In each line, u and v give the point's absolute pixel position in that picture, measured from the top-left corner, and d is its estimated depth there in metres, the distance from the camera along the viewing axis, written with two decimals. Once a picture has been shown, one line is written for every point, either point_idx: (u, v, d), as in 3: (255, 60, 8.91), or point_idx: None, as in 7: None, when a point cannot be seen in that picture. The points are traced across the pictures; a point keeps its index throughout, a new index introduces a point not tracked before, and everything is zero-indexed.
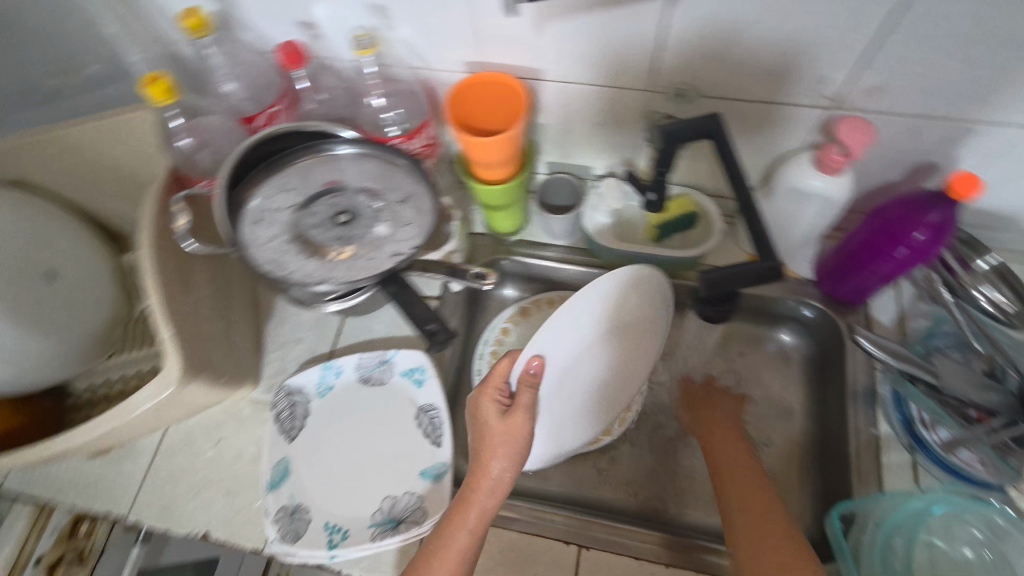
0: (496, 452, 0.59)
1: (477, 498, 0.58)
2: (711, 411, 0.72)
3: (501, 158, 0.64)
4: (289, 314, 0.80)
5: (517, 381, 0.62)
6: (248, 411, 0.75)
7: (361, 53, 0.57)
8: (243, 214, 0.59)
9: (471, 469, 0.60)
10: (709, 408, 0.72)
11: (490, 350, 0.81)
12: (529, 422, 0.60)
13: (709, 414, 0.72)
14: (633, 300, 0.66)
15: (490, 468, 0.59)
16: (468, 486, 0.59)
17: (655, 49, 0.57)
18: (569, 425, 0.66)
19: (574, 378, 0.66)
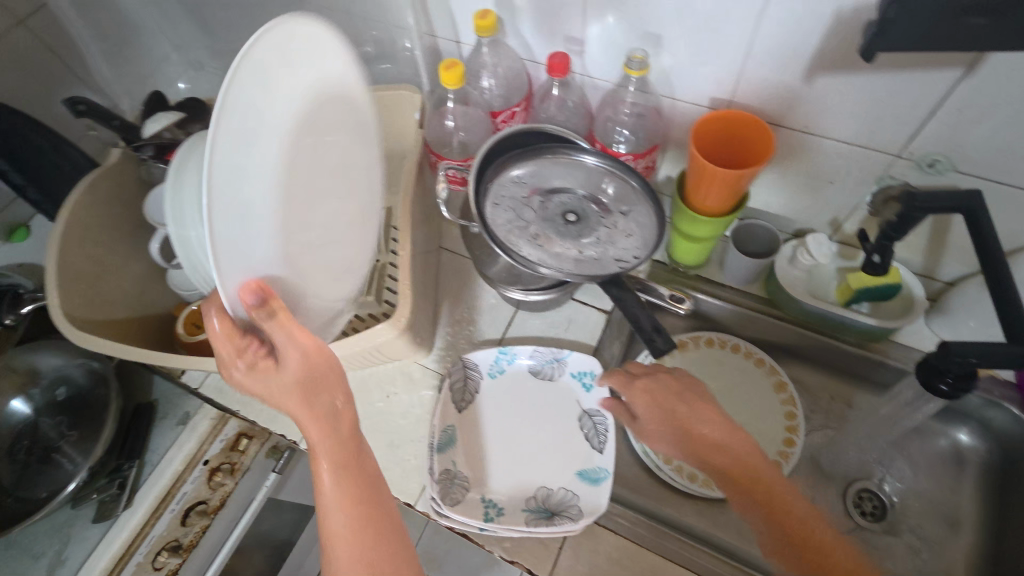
0: (280, 399, 0.51)
1: (321, 480, 0.53)
2: (673, 414, 0.60)
3: (729, 190, 0.65)
4: (468, 296, 0.86)
5: (244, 319, 0.47)
6: (417, 375, 0.80)
7: (631, 72, 0.61)
8: (487, 195, 0.66)
9: (239, 389, 0.52)
10: (653, 436, 0.62)
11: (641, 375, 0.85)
12: (295, 355, 0.49)
13: (649, 408, 0.62)
14: (339, 99, 0.57)
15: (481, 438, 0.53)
16: (303, 428, 0.52)
17: (924, 117, 0.57)
18: (350, 244, 0.62)
19: (285, 218, 0.50)
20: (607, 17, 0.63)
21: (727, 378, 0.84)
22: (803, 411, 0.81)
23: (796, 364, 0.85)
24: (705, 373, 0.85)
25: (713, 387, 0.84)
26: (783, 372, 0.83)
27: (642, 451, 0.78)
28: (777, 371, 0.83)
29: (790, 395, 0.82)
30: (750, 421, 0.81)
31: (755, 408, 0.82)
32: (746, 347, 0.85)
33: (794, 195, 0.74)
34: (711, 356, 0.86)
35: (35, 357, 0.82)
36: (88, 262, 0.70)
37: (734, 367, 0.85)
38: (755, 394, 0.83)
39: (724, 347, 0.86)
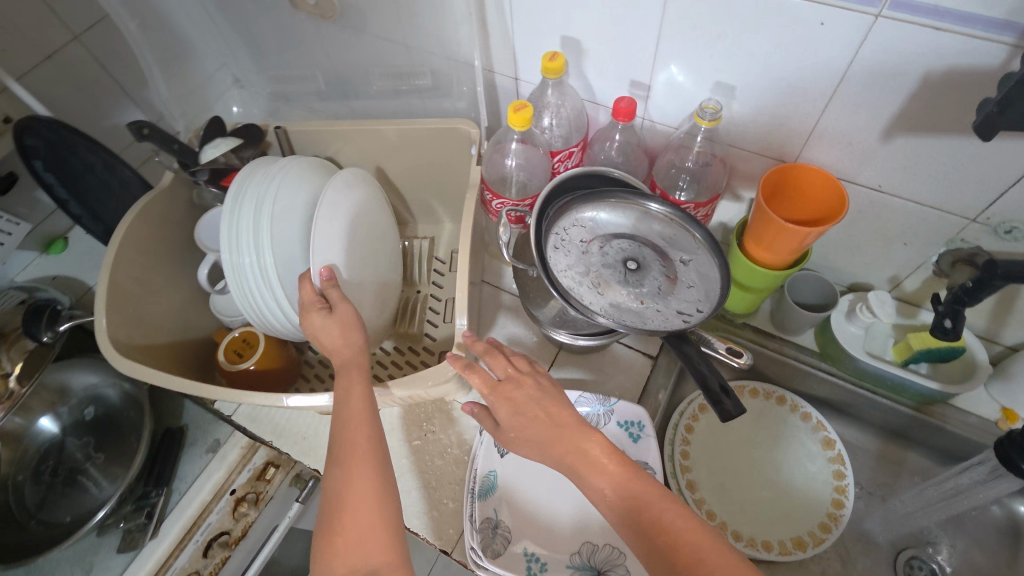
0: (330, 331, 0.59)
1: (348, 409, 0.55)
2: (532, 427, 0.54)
3: (795, 244, 0.63)
4: (509, 334, 0.84)
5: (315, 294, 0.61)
6: (456, 414, 0.79)
7: (702, 122, 0.61)
8: (548, 239, 0.64)
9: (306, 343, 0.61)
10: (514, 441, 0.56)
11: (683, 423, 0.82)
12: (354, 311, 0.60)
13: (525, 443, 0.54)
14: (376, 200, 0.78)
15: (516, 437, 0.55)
16: (337, 352, 0.58)
17: (1005, 185, 0.56)
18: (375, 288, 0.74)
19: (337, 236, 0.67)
20: (679, 67, 0.62)
21: (770, 431, 0.82)
22: (853, 471, 0.77)
23: (844, 422, 0.83)
24: (749, 425, 0.83)
25: (757, 439, 0.82)
26: (830, 429, 0.81)
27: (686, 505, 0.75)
28: (823, 427, 0.81)
29: (838, 453, 0.79)
30: (795, 478, 0.79)
31: (799, 466, 0.79)
32: (792, 400, 0.82)
33: (853, 250, 0.73)
34: (754, 406, 0.83)
35: (70, 376, 0.82)
36: (134, 282, 0.69)
37: (777, 419, 0.82)
38: (800, 450, 0.80)
39: (767, 398, 0.83)
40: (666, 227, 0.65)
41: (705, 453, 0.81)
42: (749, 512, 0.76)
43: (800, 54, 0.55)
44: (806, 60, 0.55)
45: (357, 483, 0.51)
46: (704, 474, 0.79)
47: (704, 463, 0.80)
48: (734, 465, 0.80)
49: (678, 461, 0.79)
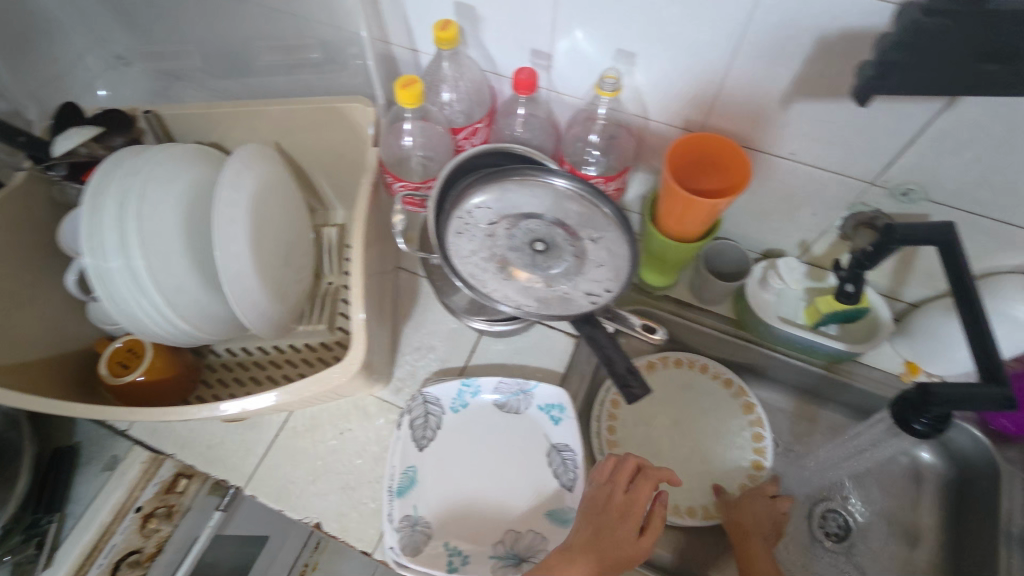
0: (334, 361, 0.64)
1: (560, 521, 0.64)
2: (602, 540, 0.57)
3: (698, 219, 0.63)
4: (428, 321, 0.81)
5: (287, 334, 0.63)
6: (373, 409, 0.75)
7: (601, 94, 0.58)
8: (450, 223, 0.61)
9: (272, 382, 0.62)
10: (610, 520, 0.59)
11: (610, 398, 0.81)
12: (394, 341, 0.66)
13: (586, 527, 0.59)
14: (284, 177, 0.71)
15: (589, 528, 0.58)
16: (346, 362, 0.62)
17: (899, 147, 0.56)
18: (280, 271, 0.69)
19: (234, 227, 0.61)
20: (577, 34, 0.59)
21: (694, 399, 0.82)
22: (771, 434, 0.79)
23: (763, 386, 0.84)
24: (674, 395, 0.83)
25: (682, 409, 0.82)
26: (750, 393, 0.82)
27: None
28: (744, 392, 0.82)
29: (759, 417, 0.80)
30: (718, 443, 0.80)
31: (721, 433, 0.80)
32: (714, 367, 0.83)
33: (765, 218, 0.73)
34: (678, 375, 0.83)
35: None
36: None
37: (701, 387, 0.83)
38: (723, 415, 0.81)
39: (692, 366, 0.83)
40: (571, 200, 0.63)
41: (632, 427, 0.80)
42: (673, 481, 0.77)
43: (695, 18, 0.52)
44: (702, 24, 0.53)
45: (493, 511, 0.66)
46: (630, 448, 0.79)
47: (631, 436, 0.80)
48: (660, 436, 0.80)
49: (604, 437, 0.79)
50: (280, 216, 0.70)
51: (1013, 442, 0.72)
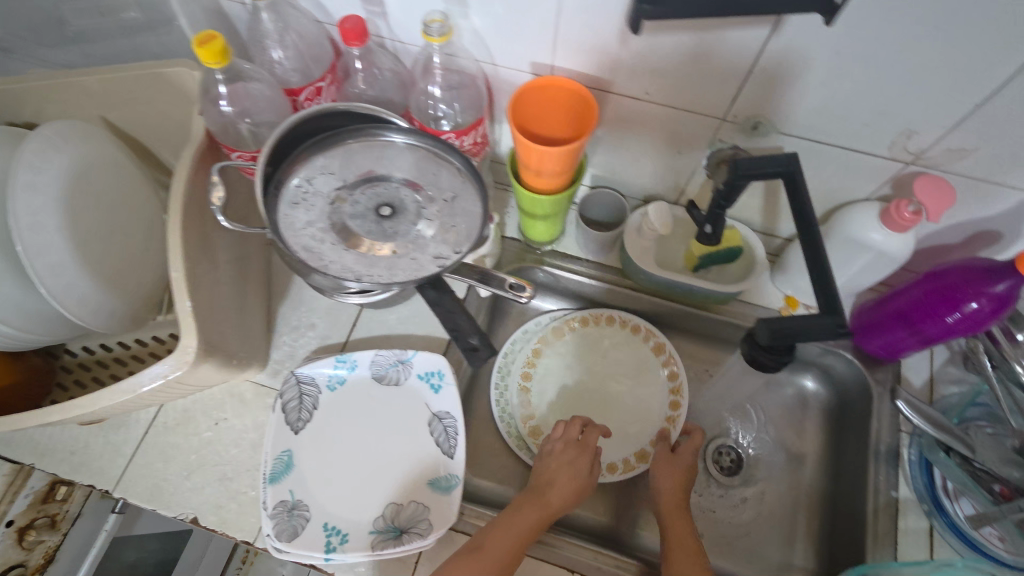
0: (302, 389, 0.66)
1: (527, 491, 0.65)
2: (555, 477, 0.65)
3: (555, 167, 0.61)
4: (305, 298, 0.77)
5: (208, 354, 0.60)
6: (251, 395, 0.72)
7: (430, 40, 0.53)
8: (283, 193, 0.56)
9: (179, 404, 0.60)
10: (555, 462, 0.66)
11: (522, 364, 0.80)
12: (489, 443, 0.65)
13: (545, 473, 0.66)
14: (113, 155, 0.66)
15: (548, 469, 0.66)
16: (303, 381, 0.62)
17: (739, 78, 0.54)
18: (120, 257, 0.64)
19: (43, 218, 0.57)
20: None
21: (610, 356, 0.81)
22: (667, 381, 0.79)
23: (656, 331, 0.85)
24: (573, 351, 0.82)
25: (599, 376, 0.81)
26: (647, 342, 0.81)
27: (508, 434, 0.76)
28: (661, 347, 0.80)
29: (680, 384, 0.78)
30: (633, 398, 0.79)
31: (636, 399, 0.79)
32: (620, 317, 0.82)
33: (636, 162, 0.71)
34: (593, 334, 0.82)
35: None
36: None
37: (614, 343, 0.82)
38: (638, 370, 0.80)
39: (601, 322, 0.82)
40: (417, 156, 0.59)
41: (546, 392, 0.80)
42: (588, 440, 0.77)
43: None
44: None
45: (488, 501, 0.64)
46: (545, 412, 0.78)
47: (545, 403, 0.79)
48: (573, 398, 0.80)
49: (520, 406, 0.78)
50: (113, 198, 0.65)
51: (883, 364, 0.74)
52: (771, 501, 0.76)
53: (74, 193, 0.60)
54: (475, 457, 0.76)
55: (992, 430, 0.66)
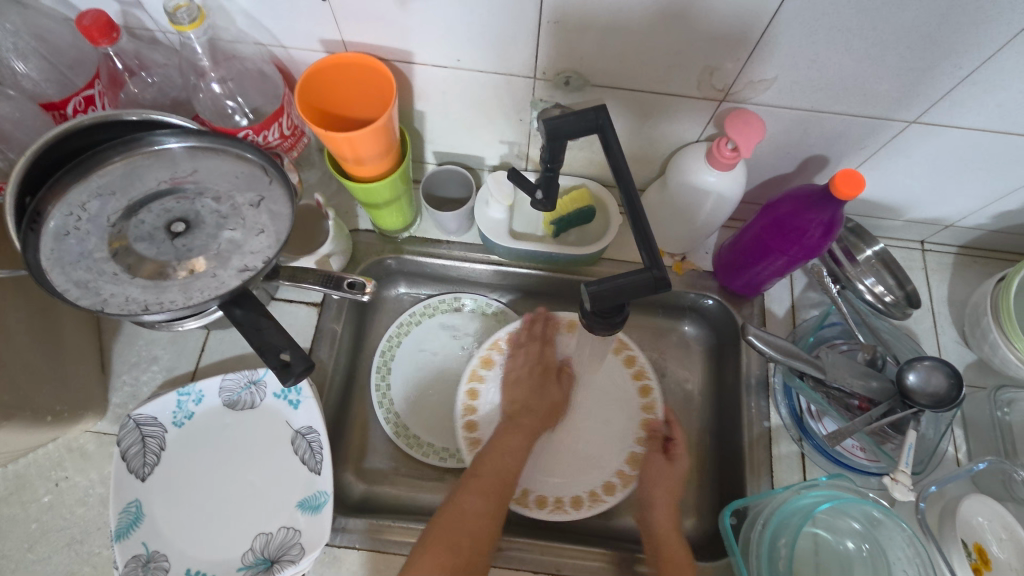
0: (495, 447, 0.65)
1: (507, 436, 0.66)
2: (535, 404, 0.68)
3: (372, 151, 0.56)
4: (140, 330, 0.69)
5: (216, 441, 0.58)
6: (93, 447, 0.64)
7: (180, 28, 0.47)
8: (46, 228, 0.49)
9: None
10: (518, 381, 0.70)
11: (479, 358, 0.73)
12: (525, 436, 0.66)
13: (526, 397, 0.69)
14: None
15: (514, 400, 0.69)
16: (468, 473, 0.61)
17: (534, 34, 0.51)
18: None
19: None
20: None
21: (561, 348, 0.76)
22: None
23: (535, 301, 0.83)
24: (448, 336, 0.79)
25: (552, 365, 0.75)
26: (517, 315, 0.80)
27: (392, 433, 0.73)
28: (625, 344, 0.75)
29: (642, 368, 0.74)
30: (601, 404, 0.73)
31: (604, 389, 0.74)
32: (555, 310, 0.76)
33: (472, 132, 0.67)
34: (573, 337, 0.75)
35: None
36: None
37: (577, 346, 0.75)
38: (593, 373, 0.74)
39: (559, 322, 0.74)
40: (208, 161, 0.54)
41: (501, 391, 0.73)
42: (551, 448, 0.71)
43: None
44: None
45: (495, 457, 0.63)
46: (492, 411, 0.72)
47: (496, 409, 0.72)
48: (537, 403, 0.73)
49: (462, 402, 0.72)
50: None
51: (747, 299, 0.76)
52: None
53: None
54: (362, 464, 0.72)
55: (846, 348, 0.68)
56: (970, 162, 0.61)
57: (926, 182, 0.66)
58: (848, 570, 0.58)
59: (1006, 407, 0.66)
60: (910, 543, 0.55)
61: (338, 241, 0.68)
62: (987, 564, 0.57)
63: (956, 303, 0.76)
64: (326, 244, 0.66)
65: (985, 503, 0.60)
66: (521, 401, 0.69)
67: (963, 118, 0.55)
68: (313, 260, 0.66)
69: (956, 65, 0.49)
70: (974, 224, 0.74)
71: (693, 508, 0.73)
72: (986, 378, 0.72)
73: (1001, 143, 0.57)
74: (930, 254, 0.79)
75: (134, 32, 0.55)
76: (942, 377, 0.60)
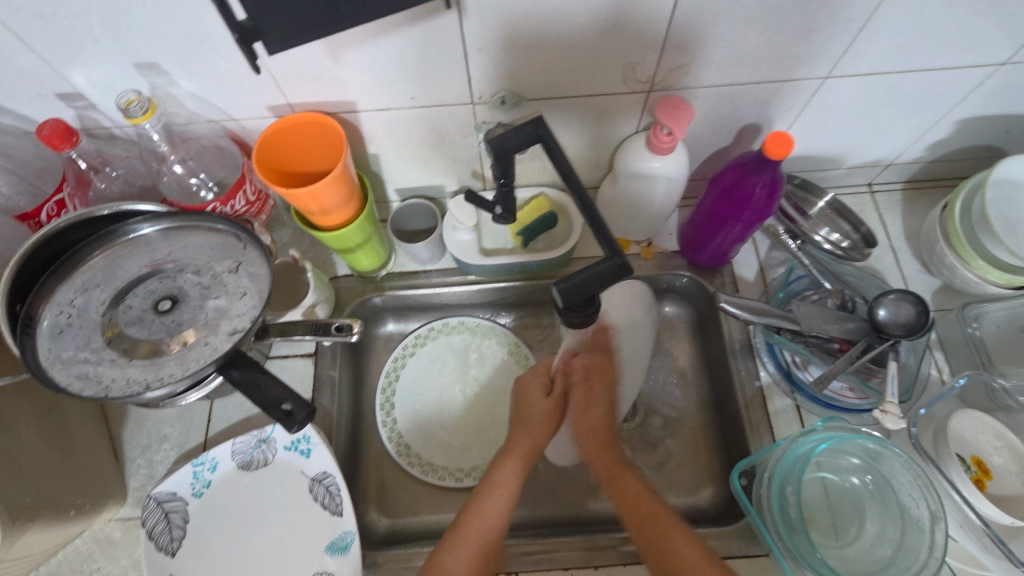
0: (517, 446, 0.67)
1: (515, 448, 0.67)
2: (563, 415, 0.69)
3: (335, 199, 0.59)
4: (146, 412, 0.71)
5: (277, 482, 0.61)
6: (119, 534, 0.65)
7: (135, 121, 0.51)
8: (40, 329, 0.51)
9: None
10: (531, 418, 0.69)
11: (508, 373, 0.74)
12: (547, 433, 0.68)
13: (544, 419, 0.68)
14: None
15: (529, 434, 0.68)
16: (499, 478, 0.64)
17: (464, 63, 0.55)
18: None
19: None
20: (79, 62, 0.50)
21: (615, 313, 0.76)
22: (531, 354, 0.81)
23: (520, 312, 0.85)
24: (442, 361, 0.82)
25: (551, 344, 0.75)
26: (503, 328, 0.83)
27: (407, 464, 0.75)
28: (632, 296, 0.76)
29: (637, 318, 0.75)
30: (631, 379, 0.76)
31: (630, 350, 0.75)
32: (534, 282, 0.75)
33: (427, 164, 0.70)
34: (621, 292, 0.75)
35: None
36: None
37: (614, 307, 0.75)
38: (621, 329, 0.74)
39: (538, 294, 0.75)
40: (184, 238, 0.57)
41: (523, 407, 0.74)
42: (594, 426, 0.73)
43: (170, 12, 0.46)
44: (187, 18, 0.47)
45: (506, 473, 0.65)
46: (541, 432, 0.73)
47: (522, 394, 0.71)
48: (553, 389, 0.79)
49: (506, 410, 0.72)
50: None
51: (717, 270, 0.79)
52: (672, 428, 0.78)
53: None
54: (383, 501, 0.74)
55: (816, 296, 0.71)
56: (889, 103, 0.66)
57: (855, 129, 0.70)
58: (858, 505, 0.61)
59: (974, 322, 0.69)
60: (905, 466, 0.58)
61: (319, 290, 0.71)
62: (988, 475, 0.60)
63: (912, 235, 0.80)
64: (309, 294, 0.69)
65: (973, 416, 0.63)
66: (519, 427, 0.69)
67: (868, 65, 0.59)
68: (299, 311, 0.68)
69: (848, 20, 0.53)
70: (911, 159, 0.78)
71: (708, 478, 0.75)
72: (953, 300, 0.75)
73: (909, 81, 0.62)
74: (880, 194, 0.83)
75: (93, 132, 0.59)
76: (909, 306, 0.63)
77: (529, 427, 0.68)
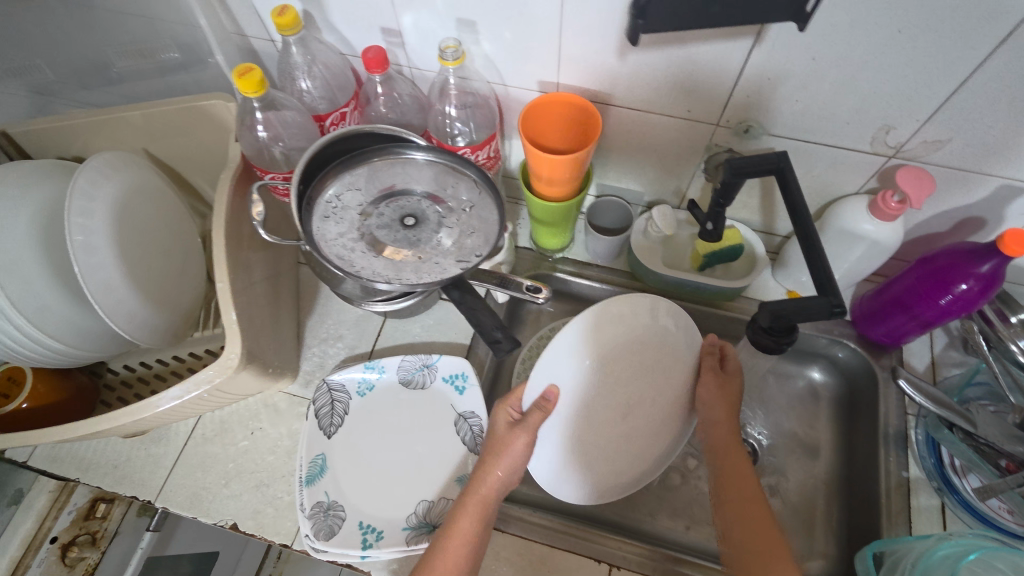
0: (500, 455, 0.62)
1: (488, 482, 0.61)
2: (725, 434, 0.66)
3: (565, 177, 0.66)
4: (330, 311, 0.80)
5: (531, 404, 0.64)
6: (284, 405, 0.75)
7: (445, 63, 0.59)
8: (316, 207, 0.61)
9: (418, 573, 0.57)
10: (501, 453, 0.62)
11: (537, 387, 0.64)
12: (528, 443, 0.62)
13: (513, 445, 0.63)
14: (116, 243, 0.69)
15: (495, 474, 0.61)
16: (456, 514, 0.60)
17: (731, 86, 0.59)
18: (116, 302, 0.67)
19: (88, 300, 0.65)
20: (417, 6, 0.60)
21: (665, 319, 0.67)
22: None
23: None
24: None
25: None
26: None
27: None
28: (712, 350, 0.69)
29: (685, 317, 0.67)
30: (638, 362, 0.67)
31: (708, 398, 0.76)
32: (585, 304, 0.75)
33: (640, 169, 0.75)
34: (641, 296, 0.66)
35: None
36: None
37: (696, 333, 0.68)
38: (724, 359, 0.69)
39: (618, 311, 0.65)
40: (435, 173, 0.63)
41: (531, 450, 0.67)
42: (618, 452, 0.68)
43: None
44: None
45: (466, 523, 0.59)
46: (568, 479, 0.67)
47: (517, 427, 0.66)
48: None
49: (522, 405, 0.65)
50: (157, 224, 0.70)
51: (886, 350, 0.78)
52: (793, 489, 0.77)
53: (122, 213, 0.64)
54: None
55: (994, 408, 0.69)
56: None
57: None
58: None
59: None
60: None
61: (509, 252, 0.77)
62: None
63: None
64: (502, 252, 0.76)
65: None
66: (484, 469, 0.62)
67: None
68: (489, 264, 0.75)
69: None
70: None
71: (820, 551, 0.73)
72: None
73: None
74: None
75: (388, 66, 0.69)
76: None
77: (496, 466, 0.62)
